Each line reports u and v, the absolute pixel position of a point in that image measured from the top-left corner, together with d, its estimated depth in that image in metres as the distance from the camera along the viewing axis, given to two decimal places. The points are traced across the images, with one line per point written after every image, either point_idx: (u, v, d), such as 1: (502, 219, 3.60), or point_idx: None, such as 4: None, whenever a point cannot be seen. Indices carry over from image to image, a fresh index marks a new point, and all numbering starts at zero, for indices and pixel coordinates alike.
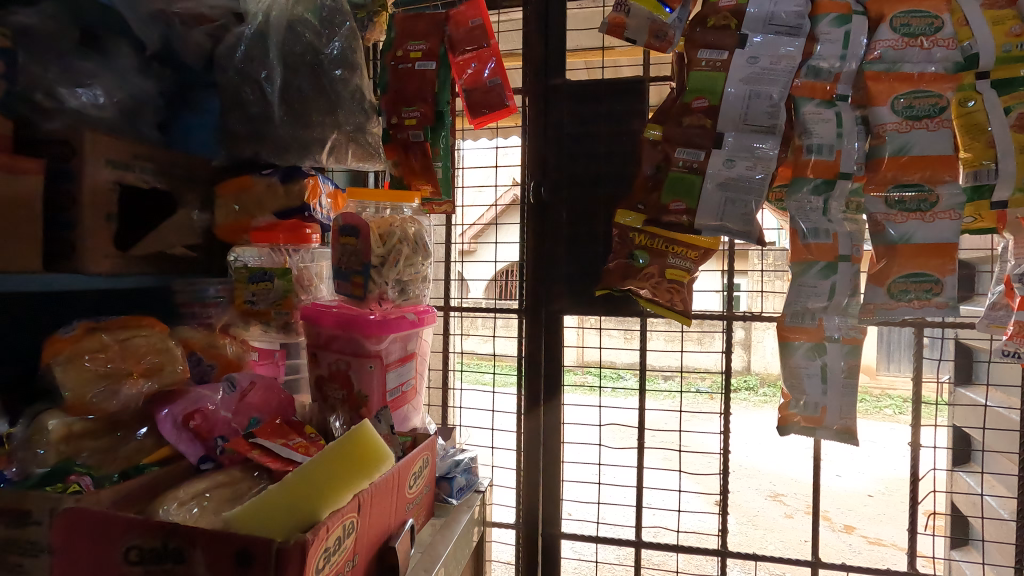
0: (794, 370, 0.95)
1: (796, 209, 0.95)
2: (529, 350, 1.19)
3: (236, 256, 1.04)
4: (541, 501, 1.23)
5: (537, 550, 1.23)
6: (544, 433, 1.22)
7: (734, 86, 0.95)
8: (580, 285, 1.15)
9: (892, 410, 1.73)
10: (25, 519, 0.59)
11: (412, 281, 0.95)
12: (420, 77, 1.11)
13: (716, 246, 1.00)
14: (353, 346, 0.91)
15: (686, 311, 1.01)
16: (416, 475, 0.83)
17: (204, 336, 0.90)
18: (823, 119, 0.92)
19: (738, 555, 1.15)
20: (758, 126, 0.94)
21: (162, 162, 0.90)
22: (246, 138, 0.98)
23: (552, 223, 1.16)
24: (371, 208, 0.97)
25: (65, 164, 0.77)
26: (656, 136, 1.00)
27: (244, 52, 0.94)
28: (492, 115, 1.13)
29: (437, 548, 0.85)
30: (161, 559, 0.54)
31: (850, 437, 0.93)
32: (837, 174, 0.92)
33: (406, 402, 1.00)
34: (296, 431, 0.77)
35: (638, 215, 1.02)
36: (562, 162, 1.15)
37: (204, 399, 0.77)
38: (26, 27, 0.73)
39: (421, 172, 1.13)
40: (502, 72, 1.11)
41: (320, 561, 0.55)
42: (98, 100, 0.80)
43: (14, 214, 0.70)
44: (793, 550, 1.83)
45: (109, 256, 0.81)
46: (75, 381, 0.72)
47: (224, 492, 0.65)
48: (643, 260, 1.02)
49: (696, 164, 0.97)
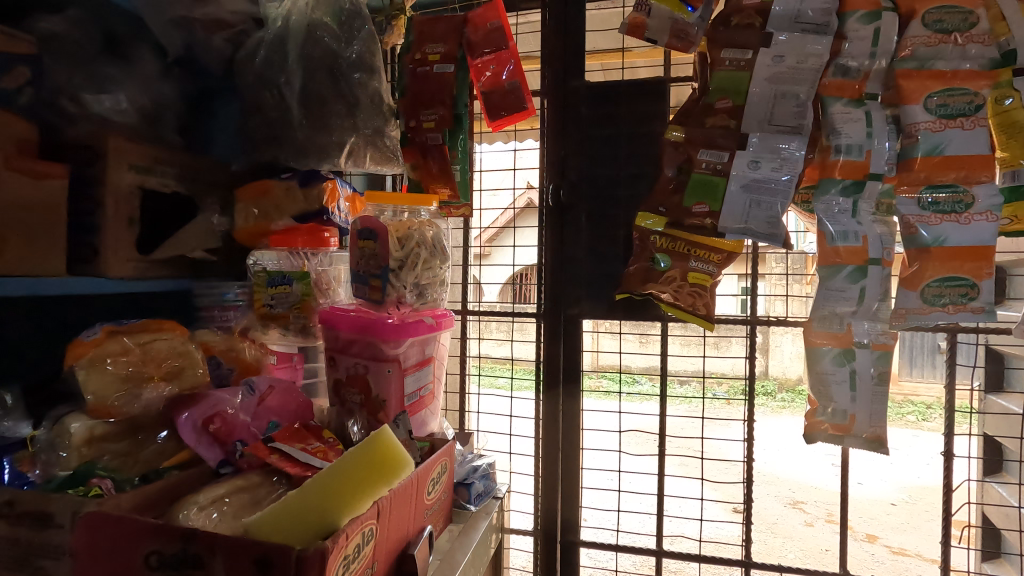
0: (821, 377, 0.92)
1: (824, 211, 0.92)
2: (548, 354, 1.18)
3: (255, 259, 1.02)
4: (560, 505, 1.20)
5: (554, 556, 1.20)
6: (563, 417, 1.19)
7: (759, 85, 0.93)
8: (599, 289, 1.13)
9: (917, 416, 1.69)
10: (47, 522, 0.60)
11: (430, 285, 0.93)
12: (438, 79, 1.09)
13: (739, 249, 0.98)
14: (371, 350, 0.90)
15: (709, 316, 0.99)
16: (434, 481, 0.82)
17: (224, 340, 0.91)
18: (852, 119, 0.90)
19: (761, 565, 1.12)
20: (784, 127, 0.92)
21: (182, 166, 0.91)
22: (267, 142, 0.99)
23: (571, 225, 1.14)
24: (389, 212, 0.97)
25: (89, 170, 0.78)
26: (678, 137, 0.99)
27: (264, 57, 0.95)
28: (510, 117, 1.12)
29: (454, 556, 0.83)
30: (180, 564, 0.53)
31: (880, 446, 0.90)
32: (867, 175, 0.90)
33: (424, 407, 0.99)
34: (314, 436, 0.76)
35: (661, 217, 1.00)
36: (581, 165, 1.14)
37: (223, 402, 0.76)
38: (52, 33, 0.75)
39: (438, 175, 1.12)
40: (521, 73, 1.10)
41: (340, 568, 0.55)
42: (120, 105, 0.82)
43: (38, 213, 0.70)
44: (812, 559, 1.80)
45: (131, 259, 0.82)
46: (97, 386, 0.72)
47: (243, 497, 0.64)
48: (665, 264, 1.01)
49: (721, 166, 0.95)
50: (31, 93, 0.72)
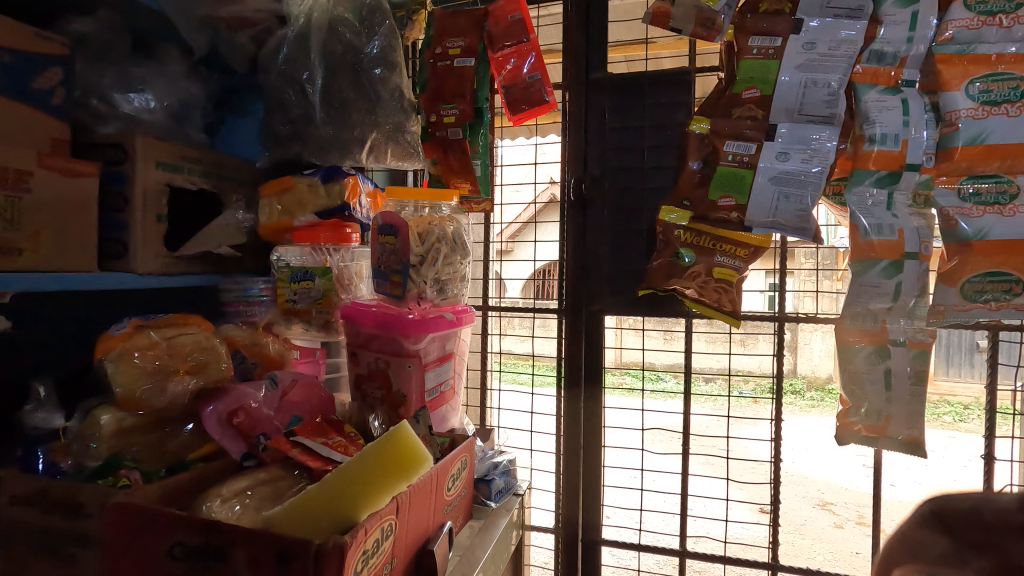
0: (855, 375, 0.89)
1: (858, 203, 0.89)
2: (569, 350, 1.16)
3: (279, 255, 1.02)
4: (581, 510, 1.19)
5: (576, 553, 1.19)
6: (583, 416, 1.18)
7: (789, 74, 0.90)
8: (622, 285, 1.11)
9: (953, 417, 1.62)
10: (79, 511, 0.62)
11: (450, 280, 0.94)
12: (458, 73, 1.09)
13: (767, 243, 0.94)
14: (392, 346, 0.91)
15: (735, 313, 0.97)
16: (454, 477, 0.81)
17: (248, 334, 0.92)
18: (887, 107, 0.86)
19: (791, 569, 1.09)
20: (815, 116, 0.89)
21: (209, 163, 0.92)
22: (287, 138, 1.01)
23: (593, 220, 1.12)
24: (410, 207, 0.97)
25: (119, 167, 0.80)
26: (705, 128, 0.96)
27: (287, 55, 0.96)
28: (532, 112, 1.09)
29: (475, 553, 0.83)
30: (203, 556, 0.54)
31: (917, 448, 0.87)
32: (904, 165, 0.86)
33: (444, 402, 0.99)
34: (335, 430, 0.77)
35: (684, 211, 0.99)
36: (604, 158, 1.11)
37: (247, 396, 0.78)
38: (82, 34, 0.78)
39: (459, 171, 1.11)
40: (542, 67, 1.08)
41: (359, 563, 0.55)
42: (149, 105, 0.83)
43: (70, 211, 0.72)
44: (842, 561, 1.76)
45: (159, 255, 0.83)
46: (125, 378, 0.74)
47: (265, 489, 0.65)
48: (689, 259, 0.98)
49: (747, 158, 0.92)
50: (63, 93, 0.74)
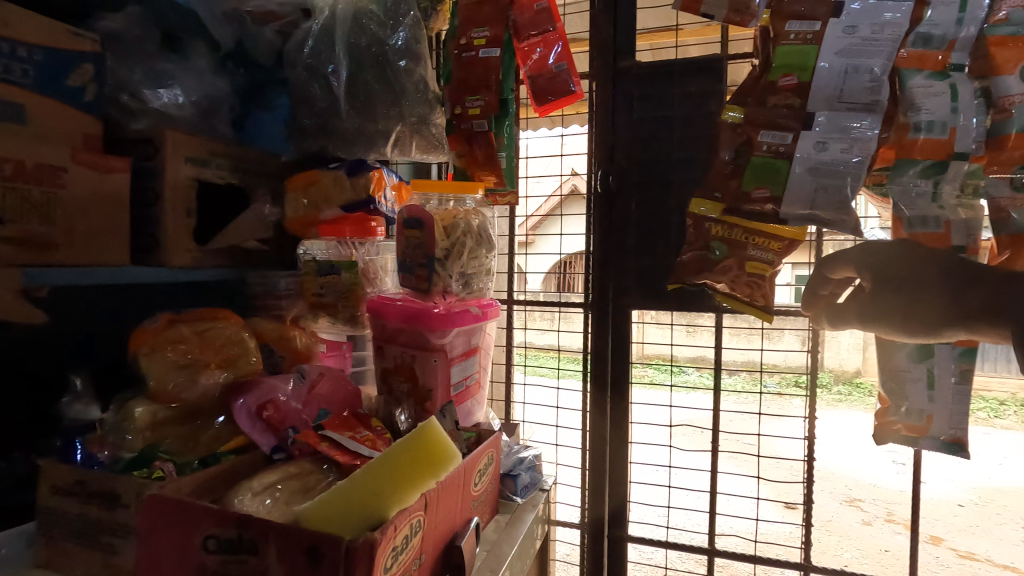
0: (895, 374, 0.86)
1: (901, 193, 0.86)
2: (595, 344, 1.14)
3: (305, 249, 1.05)
4: (608, 505, 1.17)
5: (603, 550, 1.18)
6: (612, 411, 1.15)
7: (828, 60, 0.86)
8: (650, 279, 1.09)
9: (992, 415, 1.57)
10: (116, 501, 0.63)
11: (476, 274, 0.92)
12: (484, 64, 1.07)
13: (802, 236, 0.92)
14: (417, 340, 0.90)
15: (768, 307, 0.94)
16: (481, 472, 0.81)
17: (276, 328, 0.93)
18: (934, 92, 0.82)
19: (824, 570, 1.06)
20: (855, 104, 0.86)
21: (236, 158, 0.93)
22: (314, 133, 1.02)
23: (620, 213, 1.10)
24: (434, 200, 0.96)
25: (149, 162, 0.81)
26: (736, 118, 0.94)
27: (312, 48, 0.96)
28: (558, 103, 1.07)
29: (502, 548, 0.82)
30: (236, 550, 0.55)
31: (960, 449, 0.84)
32: (950, 154, 0.82)
33: (469, 397, 0.98)
34: (363, 424, 0.77)
35: (716, 203, 0.96)
36: (632, 149, 1.09)
37: (276, 390, 0.78)
38: (114, 32, 0.79)
39: (484, 163, 1.10)
40: (570, 56, 1.06)
41: (388, 560, 0.55)
42: (178, 100, 0.83)
43: (103, 206, 0.73)
44: (871, 559, 1.72)
45: (189, 250, 0.84)
46: (159, 371, 0.75)
47: (295, 484, 0.65)
48: (720, 252, 0.96)
49: (784, 148, 0.89)
50: (96, 90, 0.75)
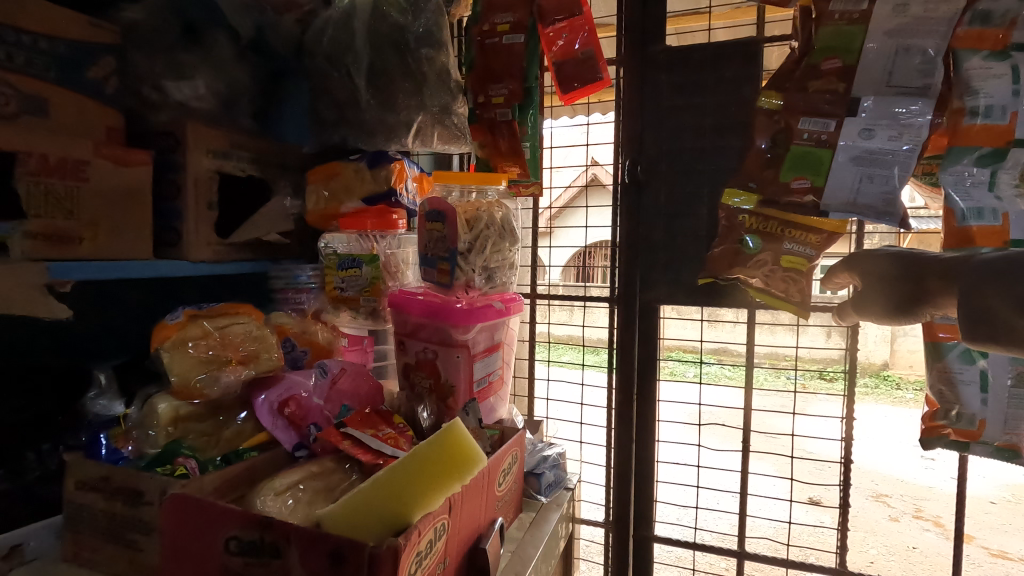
0: (946, 375, 0.82)
1: (954, 183, 0.81)
2: (620, 341, 1.12)
3: (326, 242, 0.99)
4: (634, 500, 1.15)
5: (627, 546, 1.16)
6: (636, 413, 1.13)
7: (876, 40, 0.82)
8: (680, 273, 1.04)
9: None
10: (140, 498, 0.63)
11: (499, 268, 0.90)
12: (507, 51, 1.03)
13: (842, 229, 0.87)
14: (440, 335, 0.89)
15: (805, 304, 0.89)
16: (505, 472, 0.79)
17: (298, 322, 0.92)
18: (993, 75, 0.77)
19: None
20: (906, 88, 0.81)
21: (257, 150, 0.91)
22: (334, 124, 1.01)
23: (647, 205, 1.06)
24: (456, 192, 0.94)
25: (171, 155, 0.80)
26: (774, 105, 0.89)
27: (332, 37, 0.95)
28: (585, 90, 1.04)
29: (527, 550, 0.80)
30: (258, 552, 0.53)
31: (1016, 456, 0.79)
32: (1010, 142, 0.77)
33: (492, 393, 0.96)
34: (385, 422, 0.76)
35: (751, 194, 0.92)
36: (661, 137, 1.05)
37: (297, 385, 0.78)
38: (134, 23, 0.78)
39: (508, 153, 1.07)
40: (596, 41, 1.02)
41: (412, 565, 0.53)
42: (198, 92, 0.82)
43: (124, 200, 0.72)
44: (898, 556, 1.67)
45: (211, 243, 0.83)
46: (182, 367, 0.74)
47: (317, 484, 0.64)
48: (755, 245, 0.92)
49: (826, 136, 0.86)
50: (117, 82, 0.74)
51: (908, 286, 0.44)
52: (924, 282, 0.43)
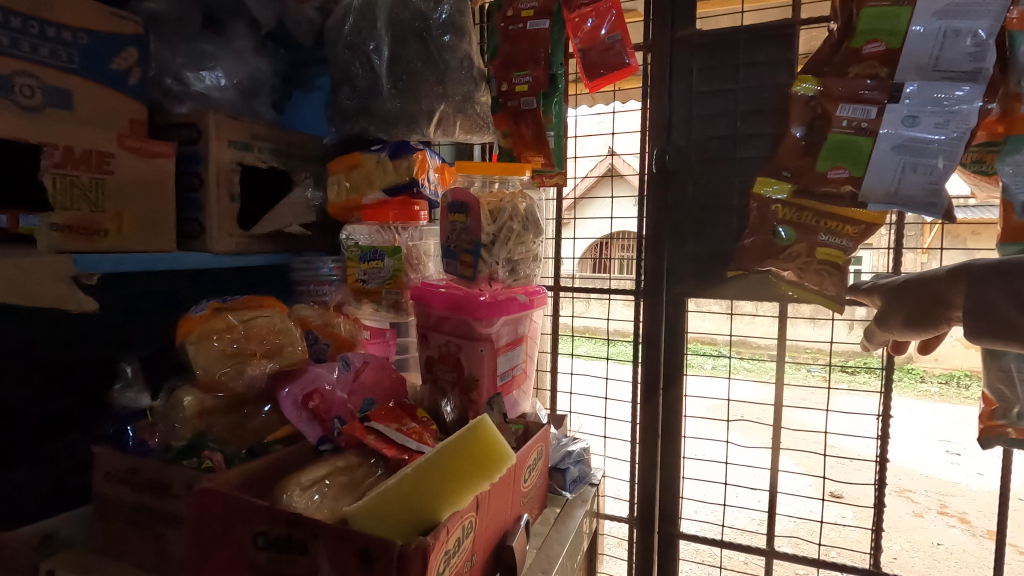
0: (1004, 373, 0.78)
1: (1013, 174, 0.76)
2: (647, 332, 1.09)
3: (349, 234, 0.98)
4: (660, 498, 1.12)
5: (652, 547, 1.13)
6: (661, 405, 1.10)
7: (924, 22, 0.78)
8: (707, 266, 1.01)
9: None
10: (167, 490, 0.63)
11: (523, 260, 0.87)
12: (531, 37, 1.01)
13: (881, 221, 0.85)
14: (463, 328, 0.87)
15: (838, 297, 0.87)
16: (530, 467, 0.78)
17: (320, 315, 0.91)
18: None
19: None
20: (955, 71, 0.77)
21: (279, 141, 0.91)
22: (353, 113, 0.99)
23: (674, 195, 1.03)
24: (478, 182, 0.92)
25: (193, 146, 0.79)
26: (809, 89, 0.87)
27: (353, 25, 0.94)
28: (610, 77, 1.01)
29: (553, 546, 0.79)
30: (286, 548, 0.53)
31: None
32: None
33: (516, 386, 0.95)
34: (408, 415, 0.75)
35: (786, 183, 0.90)
36: (688, 125, 1.02)
37: (321, 378, 0.77)
38: (155, 13, 0.77)
39: (533, 143, 1.04)
40: (623, 25, 0.98)
41: (440, 564, 0.52)
42: (218, 82, 0.82)
43: (148, 192, 0.72)
44: (924, 553, 1.63)
45: (233, 235, 0.83)
46: (205, 361, 0.74)
47: (343, 478, 0.63)
48: (788, 237, 0.90)
49: (866, 123, 0.83)
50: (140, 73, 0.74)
51: (918, 301, 0.71)
52: (937, 291, 0.69)
